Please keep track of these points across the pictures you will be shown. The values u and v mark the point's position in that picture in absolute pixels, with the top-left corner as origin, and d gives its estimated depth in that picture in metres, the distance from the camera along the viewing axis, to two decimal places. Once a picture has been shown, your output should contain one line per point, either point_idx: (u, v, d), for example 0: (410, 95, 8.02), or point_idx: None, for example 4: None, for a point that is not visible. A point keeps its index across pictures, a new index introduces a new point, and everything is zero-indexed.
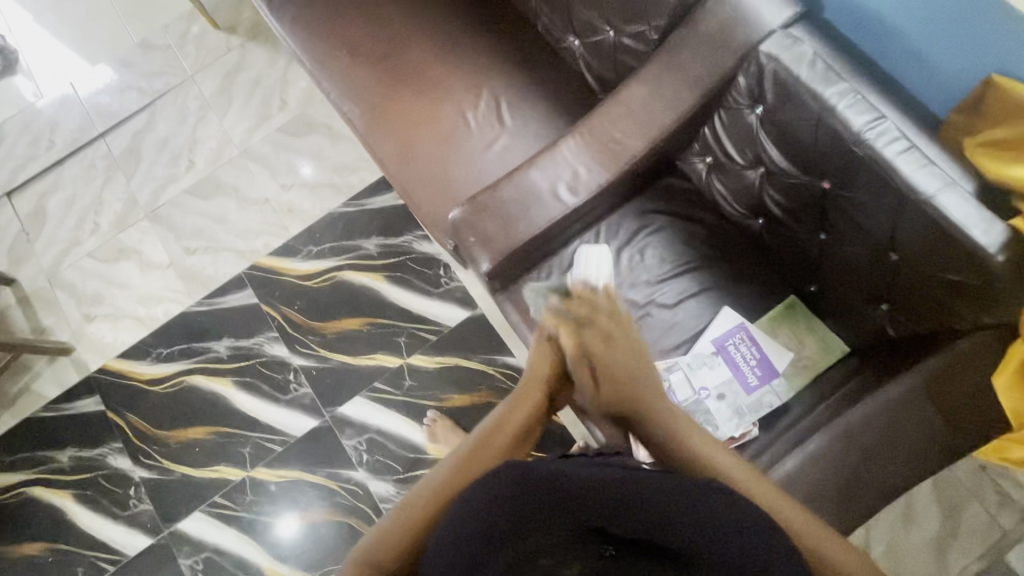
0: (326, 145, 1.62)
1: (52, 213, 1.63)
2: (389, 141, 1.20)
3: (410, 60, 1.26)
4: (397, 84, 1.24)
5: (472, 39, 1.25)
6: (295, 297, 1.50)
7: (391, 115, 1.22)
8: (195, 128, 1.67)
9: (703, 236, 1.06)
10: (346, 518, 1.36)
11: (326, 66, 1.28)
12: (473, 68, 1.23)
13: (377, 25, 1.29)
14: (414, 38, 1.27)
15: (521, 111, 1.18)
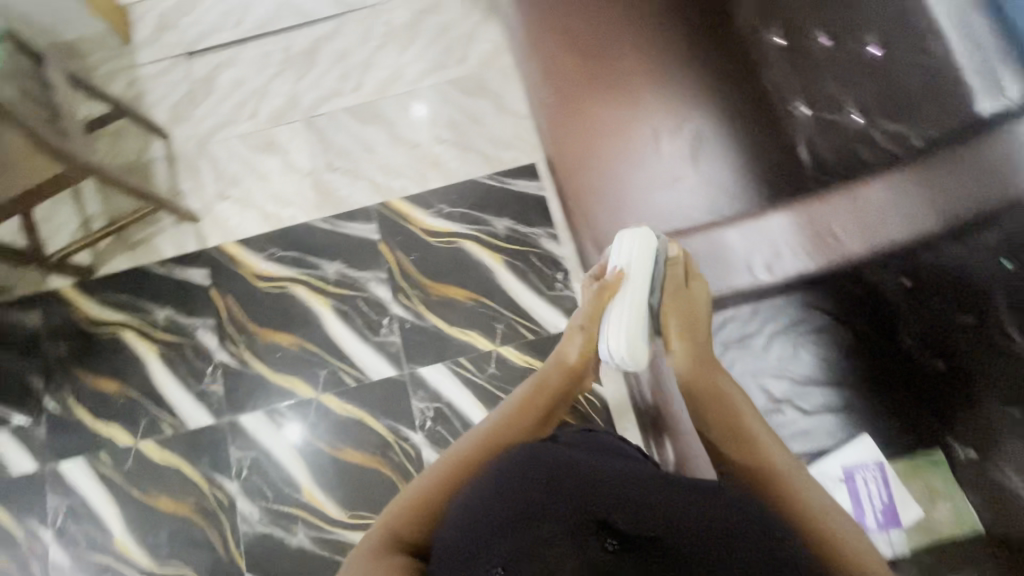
0: (490, 113, 1.60)
1: (220, 87, 1.69)
2: (574, 139, 1.17)
3: (619, 60, 1.19)
4: (598, 82, 1.18)
5: (688, 54, 1.17)
6: (413, 249, 1.52)
7: (583, 113, 1.17)
8: (373, 52, 1.68)
9: (862, 356, 0.98)
10: (392, 473, 1.38)
11: (530, 36, 1.24)
12: (683, 91, 1.15)
13: (594, 8, 1.22)
14: (628, 35, 1.20)
15: (714, 148, 1.12)
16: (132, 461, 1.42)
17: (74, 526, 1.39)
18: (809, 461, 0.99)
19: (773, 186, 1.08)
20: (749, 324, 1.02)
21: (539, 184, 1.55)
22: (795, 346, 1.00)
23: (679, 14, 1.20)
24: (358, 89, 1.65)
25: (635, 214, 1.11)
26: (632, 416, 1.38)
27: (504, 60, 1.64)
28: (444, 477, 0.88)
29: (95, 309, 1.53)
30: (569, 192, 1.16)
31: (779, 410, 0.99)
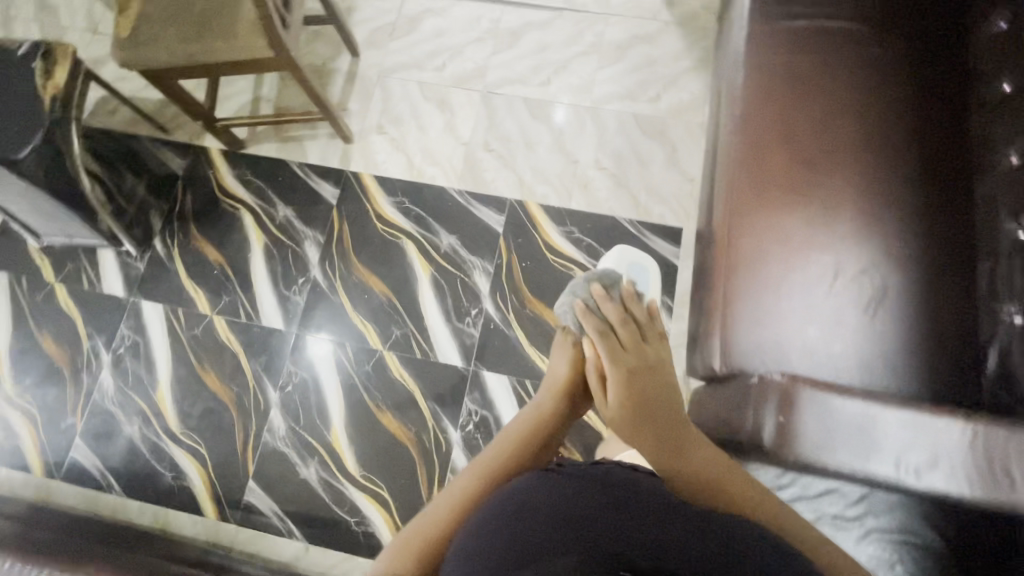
0: (659, 162, 1.54)
1: (421, 29, 1.70)
2: (750, 234, 1.10)
3: (830, 178, 1.11)
4: (800, 190, 1.11)
5: (901, 196, 1.09)
6: (529, 258, 1.49)
7: (771, 214, 1.11)
8: (574, 56, 1.64)
9: None
10: (416, 456, 1.37)
11: (750, 107, 1.18)
12: (884, 239, 1.07)
13: (827, 109, 1.15)
14: (849, 148, 1.12)
15: (893, 310, 1.03)
16: (201, 330, 1.48)
17: (129, 362, 1.46)
18: None
19: (936, 369, 0.99)
20: (852, 508, 0.92)
21: (675, 251, 1.48)
22: (895, 558, 0.89)
23: (909, 151, 1.12)
24: (544, 84, 1.62)
25: (780, 331, 1.04)
26: None
27: (695, 117, 1.57)
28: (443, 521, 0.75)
29: (230, 181, 1.60)
30: (721, 279, 1.10)
31: None
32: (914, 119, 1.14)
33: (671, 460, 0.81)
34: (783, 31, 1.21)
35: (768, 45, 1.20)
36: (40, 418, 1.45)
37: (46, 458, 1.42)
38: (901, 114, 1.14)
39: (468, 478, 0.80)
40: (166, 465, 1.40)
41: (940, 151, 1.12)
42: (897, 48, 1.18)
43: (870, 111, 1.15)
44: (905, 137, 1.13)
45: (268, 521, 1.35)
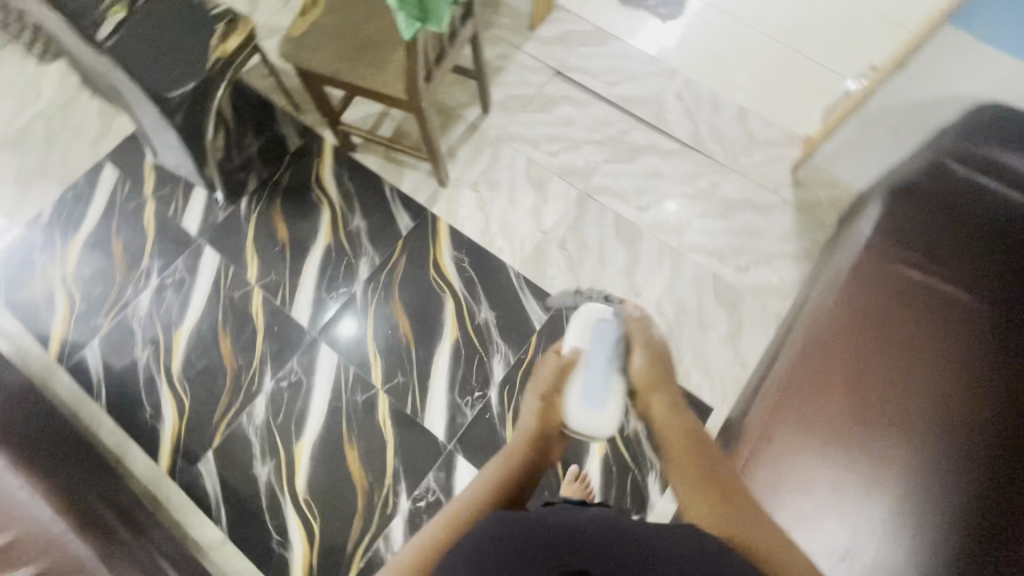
0: (719, 332, 1.47)
1: (553, 113, 1.76)
2: (769, 464, 1.02)
3: (879, 446, 1.00)
4: (841, 443, 1.01)
5: (966, 507, 0.95)
6: None
7: (801, 453, 1.02)
8: (681, 195, 1.62)
9: None
10: (360, 506, 1.35)
11: (830, 335, 1.10)
12: (910, 540, 0.95)
13: (908, 372, 1.04)
14: (923, 423, 1.01)
15: None
16: (239, 294, 1.56)
17: (169, 294, 1.56)
18: None
19: None
20: None
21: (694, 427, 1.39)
22: None
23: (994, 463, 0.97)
24: (641, 208, 1.61)
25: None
26: None
27: (773, 303, 1.49)
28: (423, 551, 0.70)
29: (327, 175, 1.70)
30: None
31: None
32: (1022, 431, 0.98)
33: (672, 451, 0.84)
34: (896, 273, 1.12)
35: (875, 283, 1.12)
36: (78, 306, 1.57)
37: (64, 344, 1.53)
38: (1002, 415, 0.99)
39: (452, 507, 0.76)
40: (150, 399, 1.45)
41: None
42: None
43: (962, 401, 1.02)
44: (999, 444, 0.98)
45: (205, 497, 1.36)
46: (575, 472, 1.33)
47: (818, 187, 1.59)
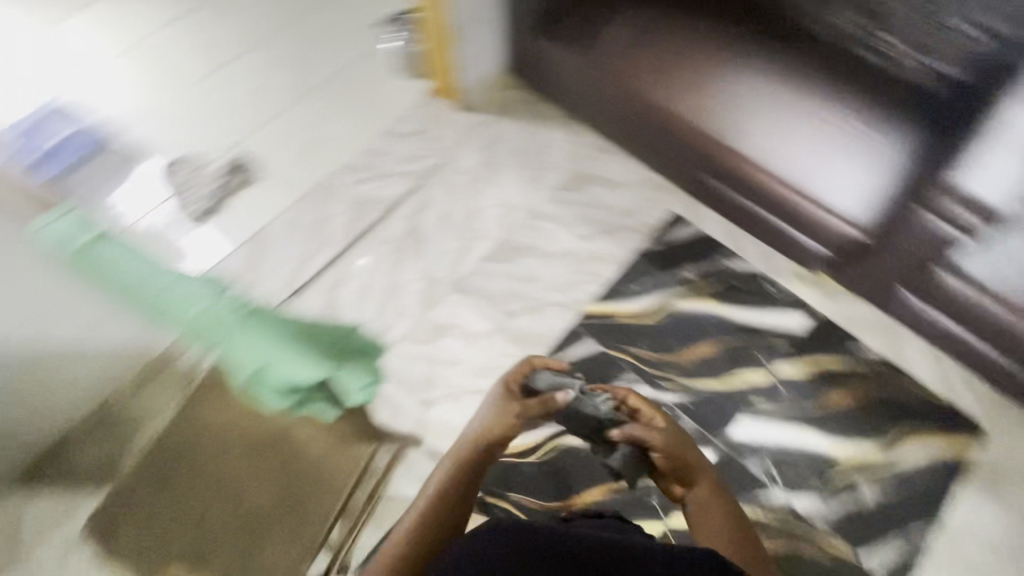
0: (608, 194, 1.70)
1: (346, 306, 1.57)
2: (741, 162, 1.42)
3: (716, 87, 1.43)
4: (715, 112, 1.43)
5: (759, 40, 1.37)
6: (639, 336, 1.52)
7: (724, 140, 1.43)
8: (472, 200, 1.71)
9: None
10: (791, 542, 1.30)
11: (640, 112, 1.53)
12: (791, 78, 1.35)
13: (669, 60, 1.47)
14: (700, 60, 1.44)
15: (859, 111, 1.29)
16: None
17: None
18: None
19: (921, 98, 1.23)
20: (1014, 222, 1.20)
21: (694, 225, 1.66)
22: None
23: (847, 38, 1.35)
24: (482, 235, 1.66)
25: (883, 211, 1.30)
26: (909, 354, 1.48)
27: (583, 148, 1.76)
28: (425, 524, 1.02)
29: None
30: (763, 189, 1.43)
31: None
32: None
33: (691, 466, 1.09)
34: (605, 51, 1.52)
35: (661, 49, 1.48)
36: None
37: None
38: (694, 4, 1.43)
39: (443, 469, 1.11)
40: None
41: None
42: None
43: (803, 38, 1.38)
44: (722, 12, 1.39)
45: None
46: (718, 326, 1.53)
47: (485, 95, 1.84)
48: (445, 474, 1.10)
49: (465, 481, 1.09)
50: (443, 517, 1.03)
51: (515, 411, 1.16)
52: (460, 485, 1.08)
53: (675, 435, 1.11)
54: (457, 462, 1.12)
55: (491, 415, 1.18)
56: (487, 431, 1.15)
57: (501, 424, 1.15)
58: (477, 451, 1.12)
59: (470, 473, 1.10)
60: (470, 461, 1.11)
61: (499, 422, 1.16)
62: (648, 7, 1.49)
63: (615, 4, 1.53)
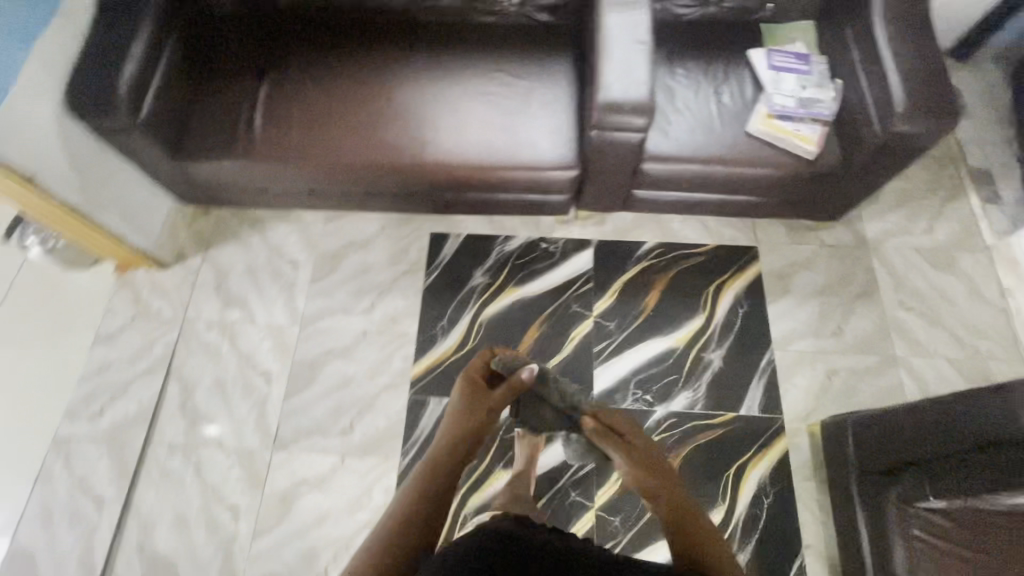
0: (365, 255, 1.60)
1: (170, 551, 1.30)
2: (434, 169, 1.35)
3: (372, 116, 1.37)
4: (383, 138, 1.36)
5: (387, 63, 1.42)
6: (473, 363, 1.47)
7: (409, 156, 1.35)
8: (237, 348, 1.49)
9: (687, 47, 1.43)
10: (691, 441, 1.40)
11: (318, 174, 1.38)
12: (433, 80, 1.41)
13: (314, 114, 1.37)
14: (344, 100, 1.38)
15: (499, 82, 1.41)
16: None
17: None
18: (759, 88, 1.37)
19: (533, 55, 1.45)
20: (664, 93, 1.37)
21: (457, 234, 1.63)
22: (682, 73, 1.39)
23: (458, 27, 1.47)
24: (270, 375, 1.46)
25: (581, 149, 1.35)
26: (677, 227, 1.63)
27: (314, 228, 1.63)
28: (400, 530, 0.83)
29: None
30: (471, 182, 1.37)
31: (721, 104, 1.35)
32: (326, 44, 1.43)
33: (659, 468, 1.00)
34: (242, 137, 1.34)
35: (308, 112, 1.37)
36: None
37: None
38: (310, 58, 1.41)
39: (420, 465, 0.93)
40: None
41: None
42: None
43: (425, 41, 1.45)
44: (341, 58, 1.42)
45: None
46: (529, 308, 1.54)
47: (180, 238, 1.60)
48: (421, 472, 0.91)
49: (441, 476, 0.91)
50: (415, 519, 0.85)
51: (484, 406, 1.01)
52: (432, 483, 0.89)
53: (642, 456, 1.01)
54: (433, 458, 0.93)
55: (465, 400, 1.02)
56: (457, 420, 0.99)
57: (473, 409, 1.00)
58: (452, 444, 0.95)
59: (445, 467, 0.92)
60: (445, 451, 0.94)
61: (474, 405, 1.01)
62: (272, 80, 1.39)
63: (227, 88, 1.37)
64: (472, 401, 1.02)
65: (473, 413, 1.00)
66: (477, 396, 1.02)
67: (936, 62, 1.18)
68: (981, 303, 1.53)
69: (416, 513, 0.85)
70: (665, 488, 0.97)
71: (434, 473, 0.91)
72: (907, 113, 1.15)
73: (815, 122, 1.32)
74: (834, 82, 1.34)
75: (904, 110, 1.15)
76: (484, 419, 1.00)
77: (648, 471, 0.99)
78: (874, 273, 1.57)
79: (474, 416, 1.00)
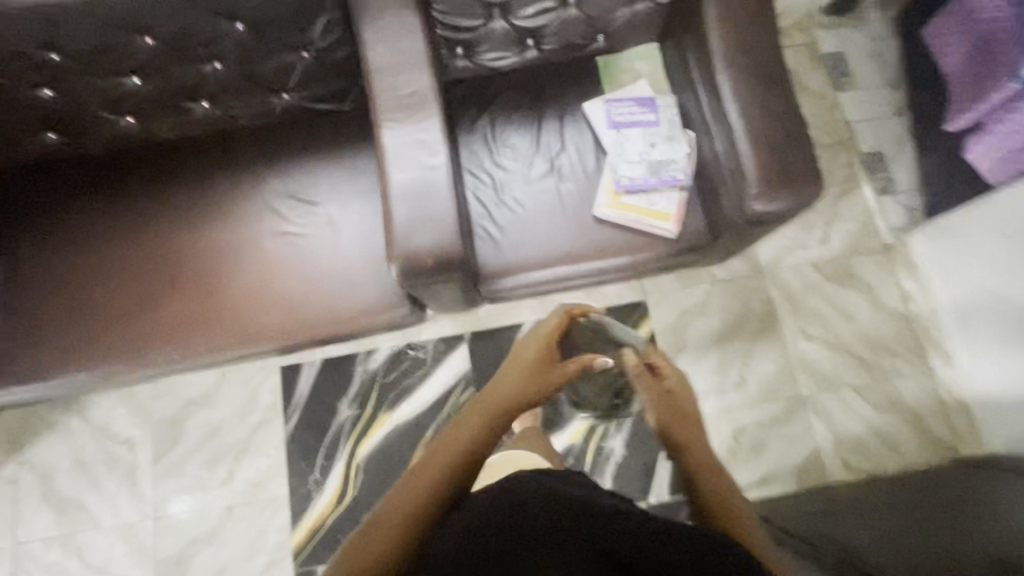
0: (209, 414, 1.38)
1: None
2: (246, 338, 1.08)
3: (152, 288, 1.09)
4: (174, 314, 1.09)
5: (151, 209, 1.12)
6: (356, 515, 1.32)
7: (211, 326, 1.08)
8: (87, 562, 1.31)
9: (512, 109, 1.17)
10: None
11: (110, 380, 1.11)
12: (212, 217, 1.12)
13: (75, 306, 1.08)
14: (109, 275, 1.10)
15: (297, 199, 1.13)
16: None
17: None
18: (603, 153, 1.14)
19: (329, 152, 1.14)
20: (489, 180, 1.13)
21: (310, 361, 1.41)
22: (505, 146, 1.14)
23: (224, 140, 1.15)
24: None
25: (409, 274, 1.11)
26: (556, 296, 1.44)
27: (143, 393, 1.39)
28: (429, 487, 0.72)
29: None
30: (296, 341, 1.09)
31: (561, 184, 1.13)
32: (67, 202, 1.12)
33: (693, 429, 0.86)
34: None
35: (64, 308, 1.08)
36: None
37: None
38: (51, 231, 1.11)
39: (467, 427, 0.81)
40: None
41: (199, 108, 1.08)
42: (51, 95, 1.00)
43: (186, 170, 1.13)
44: (90, 217, 1.12)
45: None
46: (408, 431, 1.37)
47: None
48: (465, 440, 0.78)
49: (481, 450, 0.78)
50: (442, 483, 0.72)
51: (546, 376, 0.88)
52: (475, 453, 0.77)
53: (675, 404, 0.88)
54: (481, 427, 0.81)
55: (528, 362, 0.90)
56: (517, 387, 0.87)
57: (536, 378, 0.88)
58: (502, 416, 0.83)
59: (490, 444, 0.80)
60: (498, 424, 0.82)
61: (533, 372, 0.89)
62: (7, 278, 1.10)
63: None
64: (534, 372, 0.89)
65: (534, 377, 0.88)
66: (542, 365, 0.89)
67: (788, 118, 0.96)
68: (885, 315, 1.41)
69: (450, 476, 0.73)
70: (688, 436, 0.84)
71: (482, 446, 0.79)
72: (764, 203, 0.94)
73: (670, 189, 1.10)
74: (684, 135, 1.11)
75: (759, 204, 0.95)
76: (539, 395, 0.88)
77: (671, 415, 0.87)
78: (773, 304, 1.43)
79: (531, 386, 0.87)
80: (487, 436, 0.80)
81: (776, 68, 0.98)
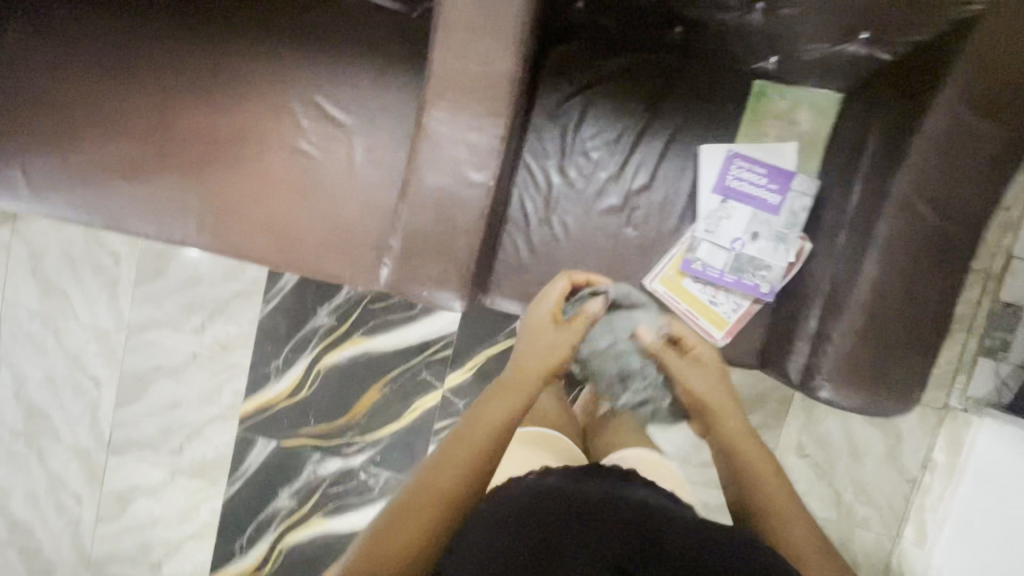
0: (195, 262, 1.35)
1: (28, 518, 1.46)
2: (232, 236, 0.95)
3: (157, 141, 0.96)
4: (169, 179, 0.96)
5: (178, 55, 0.96)
6: (304, 413, 1.37)
7: (202, 208, 0.95)
8: (63, 345, 1.40)
9: (615, 105, 0.88)
10: None
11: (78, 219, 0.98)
12: (238, 93, 0.96)
13: (69, 127, 0.96)
14: (114, 109, 0.96)
15: (329, 113, 0.95)
16: None
17: None
18: (693, 215, 0.90)
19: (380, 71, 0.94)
20: (547, 188, 0.91)
21: None
22: (585, 153, 0.89)
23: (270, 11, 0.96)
24: (101, 379, 1.41)
25: None
26: None
27: None
28: (446, 485, 0.61)
29: None
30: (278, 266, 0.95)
31: (627, 228, 0.90)
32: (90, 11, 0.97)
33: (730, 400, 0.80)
34: None
35: (56, 125, 0.96)
36: None
37: None
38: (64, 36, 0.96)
39: (481, 410, 0.70)
40: None
41: None
42: None
43: (217, 35, 0.96)
44: (111, 39, 0.97)
45: None
46: (376, 362, 1.35)
47: None
48: (474, 424, 0.69)
49: (499, 430, 0.69)
50: (460, 477, 0.62)
51: (554, 342, 0.80)
52: (491, 436, 0.67)
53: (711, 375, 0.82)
54: (491, 409, 0.71)
55: (536, 326, 0.81)
56: (529, 357, 0.79)
57: (545, 345, 0.80)
58: (513, 393, 0.74)
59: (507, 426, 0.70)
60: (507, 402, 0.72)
61: (542, 339, 0.80)
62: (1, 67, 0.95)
63: None
64: (542, 337, 0.80)
65: (547, 345, 0.80)
66: (547, 329, 0.81)
67: (931, 307, 0.72)
68: (893, 469, 1.29)
69: (466, 469, 0.63)
70: (727, 409, 0.78)
71: (498, 422, 0.69)
72: (834, 395, 0.75)
73: (743, 296, 0.89)
74: (799, 242, 0.85)
75: (826, 391, 0.76)
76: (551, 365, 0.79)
77: (706, 387, 0.81)
78: (787, 407, 1.29)
79: (543, 352, 0.79)
80: (502, 416, 0.70)
81: (961, 237, 0.70)
